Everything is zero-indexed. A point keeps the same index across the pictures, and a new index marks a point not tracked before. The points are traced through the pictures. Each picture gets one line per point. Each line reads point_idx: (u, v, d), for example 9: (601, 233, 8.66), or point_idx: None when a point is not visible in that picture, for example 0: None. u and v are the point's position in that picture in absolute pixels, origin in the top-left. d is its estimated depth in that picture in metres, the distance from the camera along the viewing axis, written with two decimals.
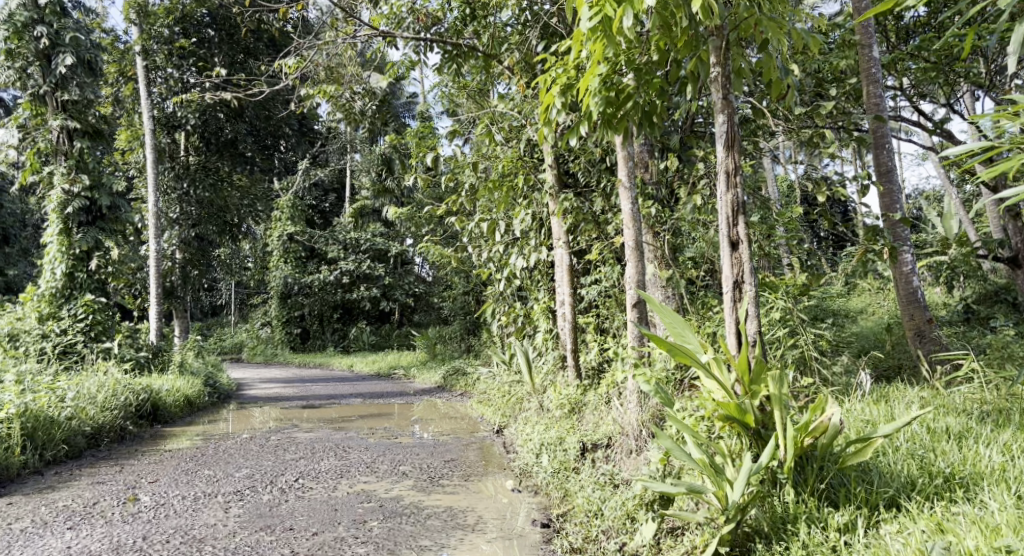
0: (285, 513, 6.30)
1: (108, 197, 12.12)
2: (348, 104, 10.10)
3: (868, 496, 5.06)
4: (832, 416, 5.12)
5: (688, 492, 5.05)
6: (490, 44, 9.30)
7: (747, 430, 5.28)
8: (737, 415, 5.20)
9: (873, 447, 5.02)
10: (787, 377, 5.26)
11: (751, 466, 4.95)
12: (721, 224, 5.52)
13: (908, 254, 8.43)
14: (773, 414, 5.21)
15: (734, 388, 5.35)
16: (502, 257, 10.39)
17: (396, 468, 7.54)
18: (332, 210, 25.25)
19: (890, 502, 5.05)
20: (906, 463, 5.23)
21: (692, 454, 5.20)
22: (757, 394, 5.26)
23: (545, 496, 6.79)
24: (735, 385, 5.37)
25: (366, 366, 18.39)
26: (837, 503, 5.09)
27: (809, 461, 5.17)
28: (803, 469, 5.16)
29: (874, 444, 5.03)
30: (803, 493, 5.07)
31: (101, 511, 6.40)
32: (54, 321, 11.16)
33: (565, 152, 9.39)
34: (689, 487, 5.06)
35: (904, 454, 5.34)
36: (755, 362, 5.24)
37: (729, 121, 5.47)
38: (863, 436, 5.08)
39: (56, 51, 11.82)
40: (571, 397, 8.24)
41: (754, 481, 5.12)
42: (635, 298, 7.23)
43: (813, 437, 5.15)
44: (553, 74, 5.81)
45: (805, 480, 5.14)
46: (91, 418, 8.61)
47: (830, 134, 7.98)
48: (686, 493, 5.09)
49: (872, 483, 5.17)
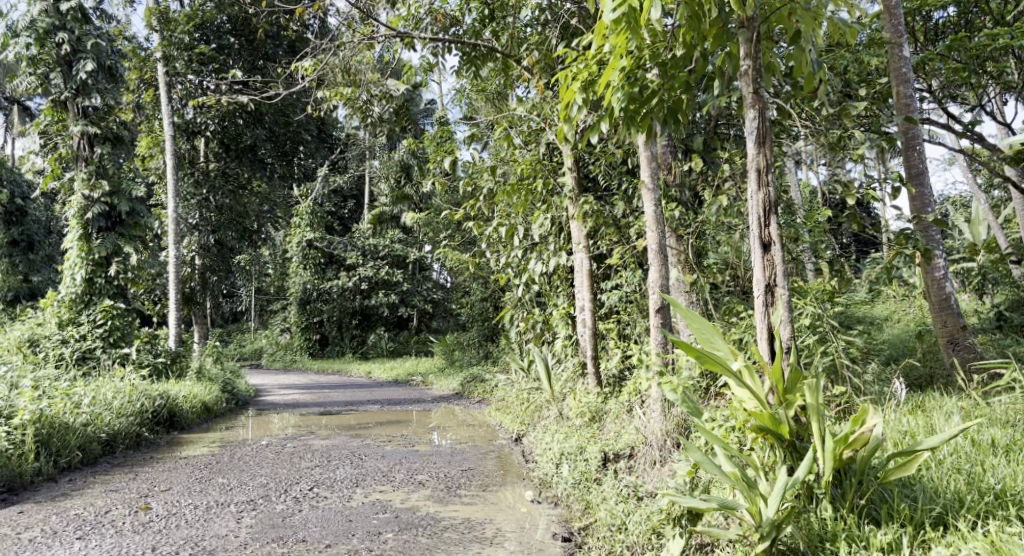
0: (299, 524, 6.14)
1: (128, 203, 12.06)
2: (366, 106, 9.95)
3: (913, 513, 4.82)
4: (874, 428, 4.85)
5: (720, 508, 4.84)
6: (509, 45, 9.16)
7: (782, 442, 5.05)
8: (772, 426, 4.97)
9: (918, 462, 4.77)
10: (824, 386, 5.03)
11: (786, 481, 4.73)
12: (753, 225, 5.32)
13: (942, 259, 8.19)
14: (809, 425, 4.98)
15: (767, 397, 5.12)
16: (521, 263, 10.21)
17: (413, 477, 7.36)
18: (351, 216, 25.42)
19: (937, 520, 4.81)
20: (952, 479, 4.99)
21: (723, 468, 4.99)
22: (792, 404, 5.04)
23: (566, 508, 6.60)
24: (768, 394, 5.14)
25: (384, 372, 18.27)
26: (878, 521, 4.86)
27: (848, 476, 4.92)
28: (842, 484, 4.93)
29: (918, 459, 4.78)
30: (842, 509, 4.85)
31: (112, 520, 6.27)
32: (74, 327, 11.12)
33: (585, 153, 9.19)
34: (720, 503, 4.85)
35: (949, 470, 5.10)
36: (790, 371, 5.01)
37: (760, 117, 5.28)
38: (907, 449, 4.83)
39: (78, 58, 11.79)
40: (592, 405, 8.04)
41: (790, 496, 4.90)
42: (659, 303, 7.00)
43: (852, 449, 4.88)
44: (574, 70, 5.59)
45: (843, 495, 4.91)
46: (107, 425, 8.49)
47: (860, 133, 7.76)
48: (718, 509, 4.88)
49: (915, 499, 4.94)
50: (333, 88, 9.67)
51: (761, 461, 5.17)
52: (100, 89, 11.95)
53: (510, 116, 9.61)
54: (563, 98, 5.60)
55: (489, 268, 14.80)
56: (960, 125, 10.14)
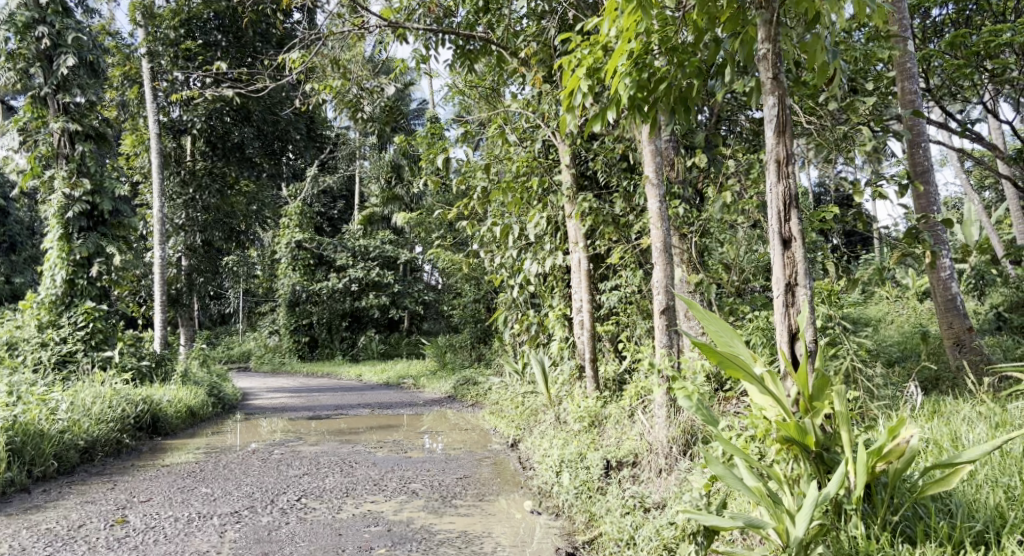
0: (285, 539, 5.83)
1: (111, 201, 11.71)
2: (355, 99, 9.60)
3: (950, 531, 4.55)
4: (910, 439, 4.57)
5: (746, 526, 4.56)
6: (504, 37, 8.87)
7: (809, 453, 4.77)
8: (799, 436, 4.68)
9: (958, 475, 4.49)
10: (852, 392, 4.75)
11: (816, 497, 4.47)
12: (773, 219, 5.06)
13: (948, 259, 8.01)
14: (838, 435, 4.71)
15: (791, 404, 4.85)
16: (515, 263, 9.90)
17: (406, 486, 7.06)
18: (340, 217, 25.13)
19: (978, 539, 4.54)
20: (989, 493, 4.73)
21: (746, 482, 4.74)
22: (818, 413, 4.76)
23: (568, 519, 6.32)
24: (793, 401, 4.87)
25: (375, 374, 17.99)
26: (913, 539, 4.59)
27: (879, 489, 4.64)
28: (873, 499, 4.65)
29: (959, 472, 4.50)
30: (874, 526, 4.57)
31: (85, 535, 5.95)
32: (54, 329, 10.76)
33: (583, 150, 8.93)
34: (746, 521, 4.57)
35: (983, 482, 4.84)
36: (816, 377, 4.72)
37: (780, 104, 5.02)
38: (945, 462, 4.55)
39: (58, 52, 11.43)
40: (591, 409, 7.73)
41: (818, 512, 4.63)
42: (664, 305, 6.75)
43: (885, 461, 4.60)
44: (577, 55, 5.34)
45: (876, 512, 4.63)
46: (85, 432, 8.15)
47: (867, 130, 7.54)
48: (742, 527, 4.60)
49: (952, 515, 4.68)
50: (319, 81, 9.30)
51: (786, 473, 4.90)
52: (81, 85, 11.62)
53: (504, 113, 9.36)
54: (568, 84, 5.23)
55: (481, 269, 14.48)
56: (959, 123, 9.88)
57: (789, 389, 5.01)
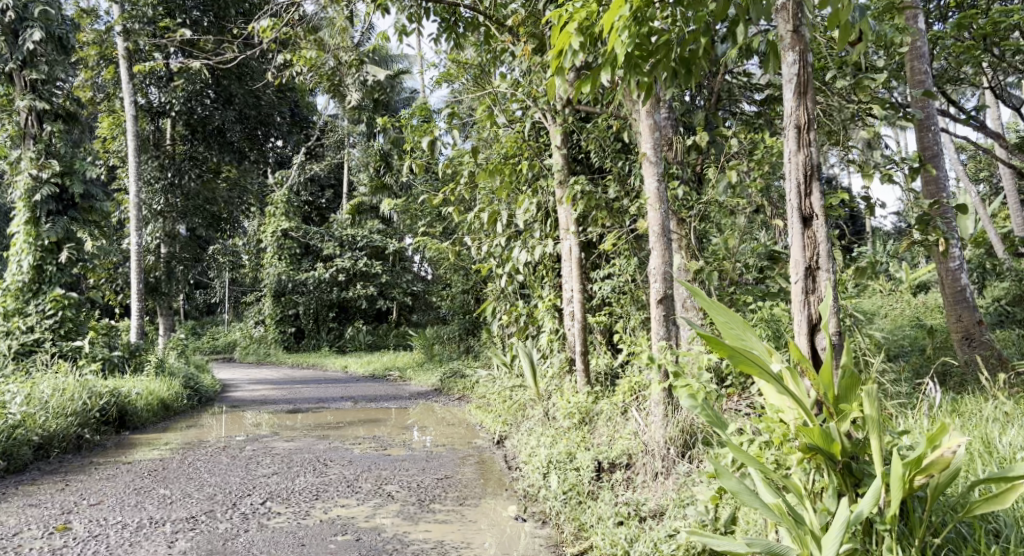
0: (241, 550, 5.33)
1: (82, 184, 11.11)
2: (333, 72, 9.00)
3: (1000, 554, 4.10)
4: (956, 449, 4.07)
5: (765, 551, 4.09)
6: (492, 7, 8.28)
7: (835, 464, 4.30)
8: (823, 444, 4.22)
9: (1015, 492, 4.00)
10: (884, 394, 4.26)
11: (847, 516, 4.01)
12: (791, 193, 4.61)
13: (958, 250, 7.54)
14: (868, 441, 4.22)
15: (815, 406, 4.37)
16: (503, 251, 9.38)
17: (381, 488, 6.58)
18: (329, 207, 24.32)
19: None
20: None
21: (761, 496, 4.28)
22: (846, 417, 4.29)
23: (556, 528, 5.84)
24: (815, 403, 4.40)
25: (360, 367, 17.50)
26: None
27: (917, 506, 4.18)
28: (910, 518, 4.19)
29: (1013, 487, 4.02)
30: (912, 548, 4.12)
31: (20, 545, 5.44)
32: (20, 318, 10.17)
33: (575, 130, 8.42)
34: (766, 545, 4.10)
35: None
36: (843, 376, 4.28)
37: (801, 61, 4.59)
38: (996, 477, 4.06)
39: (24, 26, 10.83)
40: (581, 405, 7.25)
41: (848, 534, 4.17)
42: (661, 293, 6.35)
43: (926, 475, 4.12)
44: (571, 8, 4.87)
45: (912, 531, 4.18)
46: (40, 427, 7.66)
47: (878, 107, 7.04)
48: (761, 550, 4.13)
49: (991, 533, 4.24)
50: (296, 53, 8.72)
51: (807, 486, 4.43)
52: (50, 61, 11.02)
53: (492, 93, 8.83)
54: (557, 42, 4.77)
55: (470, 258, 13.96)
56: (964, 108, 9.16)
57: (809, 387, 4.55)
